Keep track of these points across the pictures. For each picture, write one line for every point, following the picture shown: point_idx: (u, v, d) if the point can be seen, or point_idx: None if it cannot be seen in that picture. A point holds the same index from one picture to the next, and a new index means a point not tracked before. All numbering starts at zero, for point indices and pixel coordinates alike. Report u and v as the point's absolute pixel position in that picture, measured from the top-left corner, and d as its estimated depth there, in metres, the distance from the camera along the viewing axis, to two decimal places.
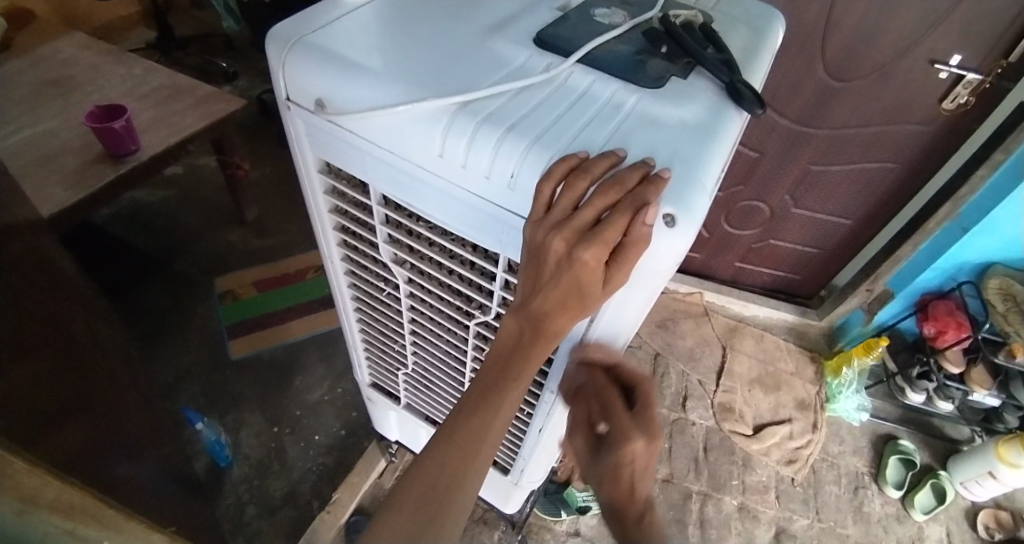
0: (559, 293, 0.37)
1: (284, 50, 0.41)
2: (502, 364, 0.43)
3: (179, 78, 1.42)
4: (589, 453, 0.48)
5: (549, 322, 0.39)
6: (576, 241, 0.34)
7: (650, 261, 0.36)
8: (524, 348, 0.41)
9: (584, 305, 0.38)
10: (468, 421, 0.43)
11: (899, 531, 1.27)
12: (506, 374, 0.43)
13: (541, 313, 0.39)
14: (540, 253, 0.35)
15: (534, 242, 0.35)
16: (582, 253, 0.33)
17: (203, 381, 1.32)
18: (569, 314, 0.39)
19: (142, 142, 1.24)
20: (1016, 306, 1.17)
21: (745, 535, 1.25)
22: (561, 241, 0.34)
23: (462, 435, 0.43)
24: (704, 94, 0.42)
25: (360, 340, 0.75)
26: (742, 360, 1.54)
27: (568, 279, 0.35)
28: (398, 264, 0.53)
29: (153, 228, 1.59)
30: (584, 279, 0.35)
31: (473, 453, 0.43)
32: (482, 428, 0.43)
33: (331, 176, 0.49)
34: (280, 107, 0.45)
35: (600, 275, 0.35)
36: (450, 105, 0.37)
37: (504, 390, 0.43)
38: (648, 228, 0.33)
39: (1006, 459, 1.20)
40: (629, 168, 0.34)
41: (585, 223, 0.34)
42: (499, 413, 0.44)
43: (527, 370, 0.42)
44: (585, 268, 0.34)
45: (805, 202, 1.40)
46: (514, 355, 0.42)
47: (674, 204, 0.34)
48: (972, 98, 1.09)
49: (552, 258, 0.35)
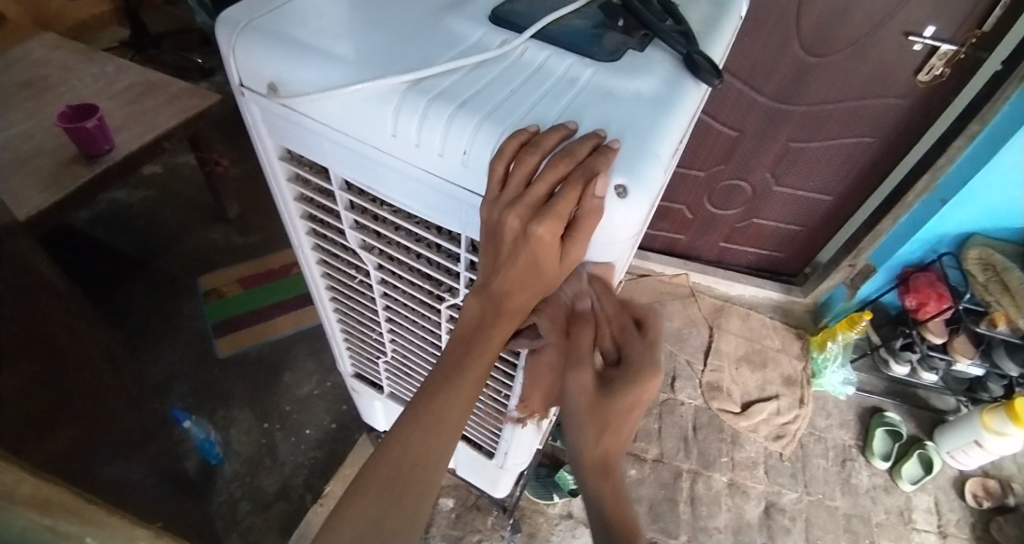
0: (517, 272, 0.37)
1: (233, 34, 0.41)
2: (465, 345, 0.44)
3: (153, 75, 1.39)
4: (592, 396, 0.42)
5: (511, 300, 0.40)
6: (530, 217, 0.34)
7: (606, 237, 0.36)
8: (488, 327, 0.42)
9: (544, 282, 0.38)
10: (429, 403, 0.44)
11: (886, 501, 1.29)
12: (470, 351, 0.43)
13: (502, 292, 0.39)
14: (496, 232, 0.35)
15: (489, 222, 0.35)
16: (536, 228, 0.33)
17: (191, 380, 1.31)
18: (531, 292, 0.39)
19: (116, 142, 1.22)
20: (996, 276, 1.18)
21: (735, 510, 1.26)
22: (515, 218, 0.34)
23: (426, 416, 0.43)
24: (660, 66, 0.42)
25: (339, 330, 0.74)
26: (729, 339, 1.55)
27: (526, 256, 0.36)
28: (367, 250, 0.53)
29: (133, 228, 1.57)
30: (541, 257, 0.36)
31: (438, 429, 0.44)
32: (445, 406, 0.44)
33: (293, 163, 0.48)
34: (235, 93, 0.44)
35: (557, 253, 0.36)
36: (401, 84, 0.37)
37: (466, 368, 0.43)
38: (599, 200, 0.33)
39: (991, 428, 1.22)
40: (579, 140, 0.34)
41: (538, 199, 0.34)
42: (464, 390, 0.44)
43: (489, 350, 0.43)
44: (541, 244, 0.35)
45: (786, 180, 1.41)
46: (479, 334, 0.43)
47: (626, 175, 0.33)
48: (947, 69, 1.09)
49: (508, 237, 0.35)
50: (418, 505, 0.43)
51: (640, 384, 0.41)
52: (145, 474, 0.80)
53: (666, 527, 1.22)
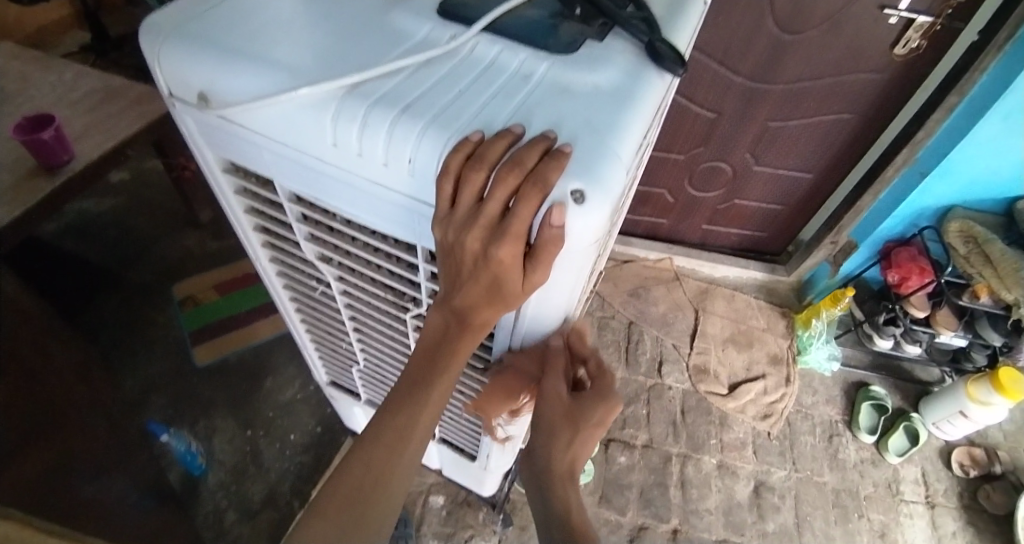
0: (479, 290, 0.36)
1: (157, 41, 0.38)
2: (427, 362, 0.42)
3: (112, 78, 1.33)
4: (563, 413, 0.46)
5: (474, 316, 0.38)
6: (489, 238, 0.32)
7: (568, 254, 0.34)
8: (451, 342, 0.40)
9: (508, 300, 0.36)
10: (391, 421, 0.42)
11: (874, 475, 1.31)
12: (433, 367, 0.42)
13: (464, 308, 0.38)
14: (454, 252, 0.35)
15: (445, 242, 0.34)
16: (495, 251, 0.32)
17: (171, 391, 1.29)
18: (494, 307, 0.37)
19: (76, 150, 1.16)
20: (977, 248, 1.18)
21: (725, 491, 1.27)
22: (474, 240, 0.33)
23: (387, 435, 0.42)
24: (620, 57, 0.40)
25: (310, 340, 0.72)
26: (714, 321, 1.54)
27: (486, 276, 0.35)
28: (325, 261, 0.51)
29: (102, 237, 1.52)
30: (501, 277, 0.34)
31: (401, 448, 0.42)
32: (409, 423, 0.42)
33: (239, 175, 0.46)
34: (167, 105, 0.41)
35: (519, 273, 0.34)
36: (338, 89, 0.35)
37: (431, 386, 0.42)
38: (559, 229, 0.31)
39: (976, 398, 1.23)
40: (529, 145, 0.32)
41: (493, 216, 0.32)
42: (427, 409, 0.42)
43: (453, 365, 0.41)
44: (501, 265, 0.33)
45: (766, 159, 1.39)
46: (441, 349, 0.41)
47: (583, 182, 0.31)
48: (923, 42, 1.07)
49: (468, 256, 0.34)
50: (375, 529, 0.43)
51: (604, 407, 0.46)
52: (121, 488, 0.78)
53: (658, 512, 1.23)
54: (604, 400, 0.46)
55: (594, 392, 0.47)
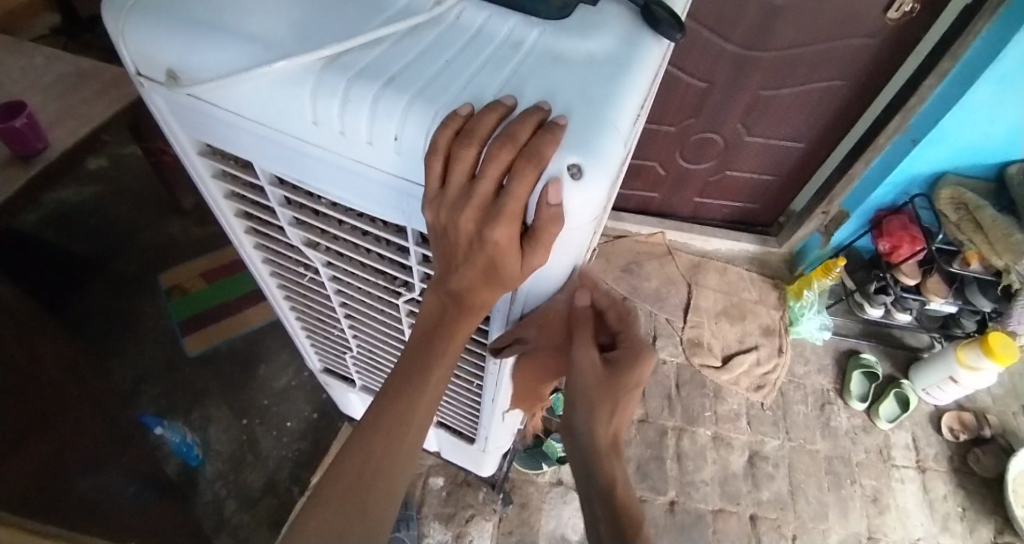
0: (474, 272, 0.35)
1: (119, 15, 0.35)
2: (427, 342, 0.41)
3: (82, 62, 1.27)
4: (597, 376, 0.43)
5: (470, 297, 0.38)
6: (484, 218, 0.31)
7: (568, 235, 0.33)
8: (449, 324, 0.40)
9: (506, 282, 0.35)
10: (390, 408, 0.41)
11: (865, 441, 1.33)
12: (432, 348, 0.41)
13: (461, 291, 0.37)
14: (448, 233, 0.33)
15: (438, 223, 0.33)
16: (490, 232, 0.31)
17: (162, 382, 1.27)
18: (491, 289, 0.36)
19: (50, 138, 1.11)
20: (967, 214, 1.18)
21: (721, 462, 1.28)
22: (468, 221, 0.31)
23: (388, 418, 0.41)
24: (615, 22, 0.38)
25: (300, 327, 0.71)
26: (707, 295, 1.54)
27: (482, 258, 0.33)
28: (312, 248, 0.49)
29: (82, 227, 1.47)
30: (498, 259, 0.33)
31: (401, 435, 0.42)
32: (409, 409, 0.42)
33: (216, 158, 0.44)
34: (134, 86, 0.39)
35: (517, 256, 0.33)
36: (316, 61, 0.32)
37: (430, 369, 0.41)
38: (556, 207, 0.30)
39: (965, 363, 1.25)
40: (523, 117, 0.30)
41: (488, 194, 0.31)
42: (426, 394, 0.42)
43: (453, 346, 0.41)
44: (497, 247, 0.32)
45: (758, 129, 1.38)
46: (438, 332, 0.41)
47: (579, 155, 0.29)
48: (916, 5, 1.05)
49: (463, 238, 0.33)
50: (376, 521, 0.41)
51: (641, 364, 0.42)
52: (118, 469, 0.78)
53: (656, 485, 1.24)
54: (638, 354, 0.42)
55: (625, 354, 0.42)
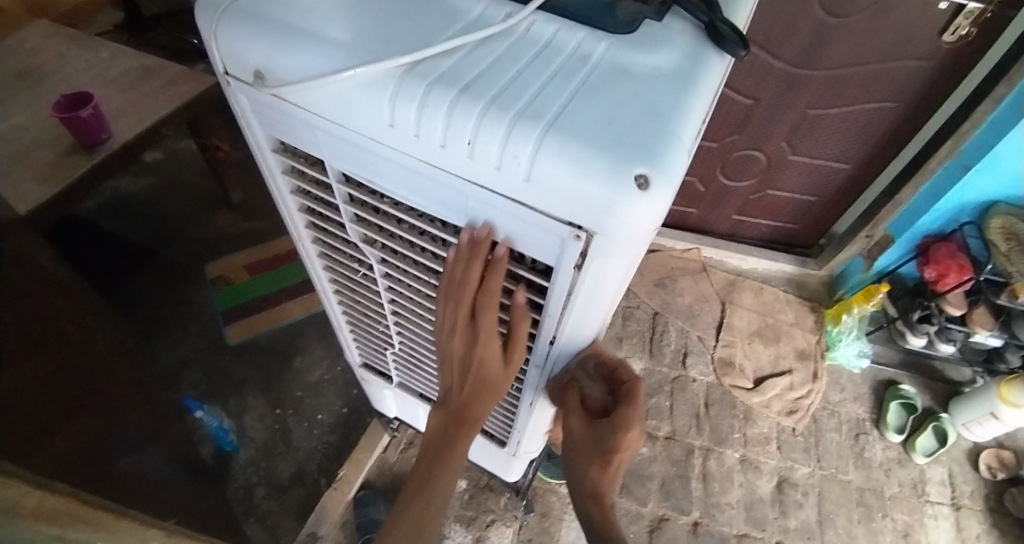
0: (473, 383, 0.50)
1: (214, 18, 0.38)
2: (441, 441, 0.56)
3: (147, 58, 1.33)
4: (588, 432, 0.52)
5: (469, 407, 0.53)
6: (471, 342, 0.46)
7: (626, 246, 0.34)
8: (457, 424, 0.55)
9: (496, 381, 0.51)
10: (422, 483, 0.56)
11: (901, 475, 1.29)
12: (448, 445, 0.56)
13: (463, 400, 0.53)
14: (451, 356, 0.49)
15: (445, 348, 0.49)
16: (478, 348, 0.46)
17: (204, 367, 1.31)
18: (484, 395, 0.52)
19: (113, 129, 1.17)
20: (1018, 245, 1.13)
21: (748, 486, 1.26)
22: (461, 343, 0.47)
23: (421, 488, 0.56)
24: (680, 38, 0.39)
25: (346, 322, 0.73)
26: (741, 314, 1.52)
27: (475, 369, 0.49)
28: (369, 244, 0.51)
29: (137, 215, 1.54)
30: (487, 366, 0.48)
31: (429, 498, 0.56)
32: (432, 480, 0.56)
33: (287, 155, 0.46)
34: (220, 84, 0.41)
35: (498, 362, 0.49)
36: (396, 67, 0.34)
37: (445, 460, 0.56)
38: (521, 305, 0.45)
39: (1008, 400, 1.19)
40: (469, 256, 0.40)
41: (471, 320, 0.45)
42: (446, 473, 0.57)
43: (462, 441, 0.56)
44: (485, 354, 0.47)
45: (802, 149, 1.36)
46: (452, 431, 0.56)
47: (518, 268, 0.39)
48: (974, 29, 1.03)
49: (458, 356, 0.48)
50: None
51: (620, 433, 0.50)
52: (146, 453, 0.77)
53: (680, 504, 1.22)
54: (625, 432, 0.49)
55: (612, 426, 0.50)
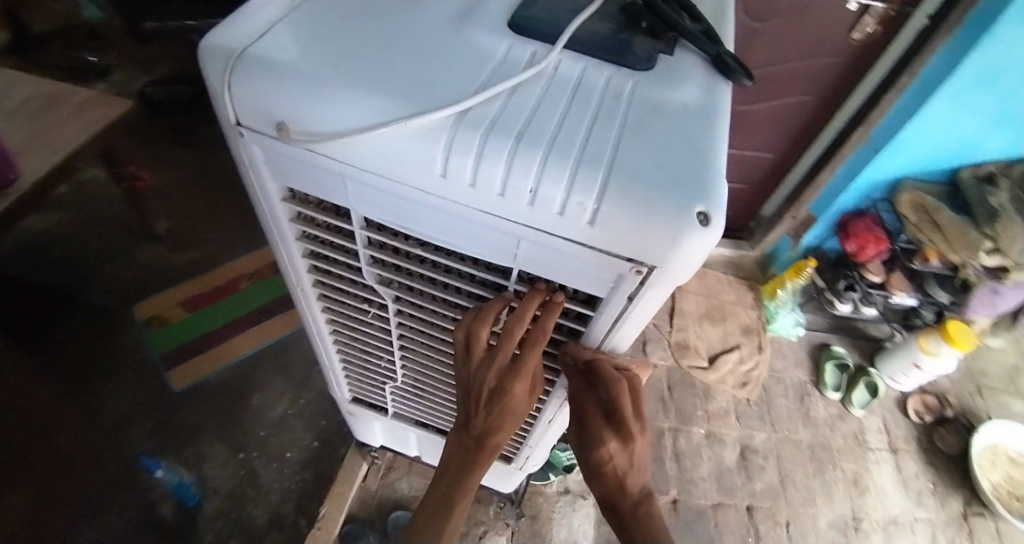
0: (493, 417, 0.48)
1: (226, 69, 0.35)
2: (450, 477, 0.54)
3: (51, 83, 1.20)
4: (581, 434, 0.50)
5: (486, 440, 0.50)
6: (504, 374, 0.45)
7: (679, 276, 0.35)
8: (471, 459, 0.52)
9: (516, 413, 0.49)
10: (432, 514, 0.54)
11: (842, 428, 1.43)
12: (458, 478, 0.53)
13: (480, 431, 0.50)
14: (475, 386, 0.47)
15: (469, 378, 0.47)
16: (511, 383, 0.45)
17: (151, 417, 1.20)
18: (502, 431, 0.49)
19: (20, 166, 1.04)
20: (926, 215, 1.30)
21: (715, 458, 1.35)
22: (493, 376, 0.45)
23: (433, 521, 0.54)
24: (694, 71, 0.41)
25: (339, 361, 0.70)
26: (689, 298, 1.62)
27: (499, 404, 0.47)
28: (384, 284, 0.50)
29: (45, 257, 1.38)
30: (511, 402, 0.47)
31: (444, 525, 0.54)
32: (444, 513, 0.54)
33: (297, 202, 0.44)
34: (229, 135, 0.38)
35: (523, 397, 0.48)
36: (445, 118, 0.33)
37: (456, 495, 0.54)
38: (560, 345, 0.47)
39: (927, 350, 1.37)
40: (528, 299, 0.42)
41: (505, 359, 0.45)
42: (459, 504, 0.54)
43: (475, 475, 0.53)
44: (517, 392, 0.46)
45: (733, 141, 1.47)
46: (464, 466, 0.53)
47: (573, 305, 0.44)
48: (878, 27, 1.16)
49: (486, 390, 0.46)
50: None
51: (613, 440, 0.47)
52: None
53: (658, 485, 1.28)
54: (595, 435, 0.47)
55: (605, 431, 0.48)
